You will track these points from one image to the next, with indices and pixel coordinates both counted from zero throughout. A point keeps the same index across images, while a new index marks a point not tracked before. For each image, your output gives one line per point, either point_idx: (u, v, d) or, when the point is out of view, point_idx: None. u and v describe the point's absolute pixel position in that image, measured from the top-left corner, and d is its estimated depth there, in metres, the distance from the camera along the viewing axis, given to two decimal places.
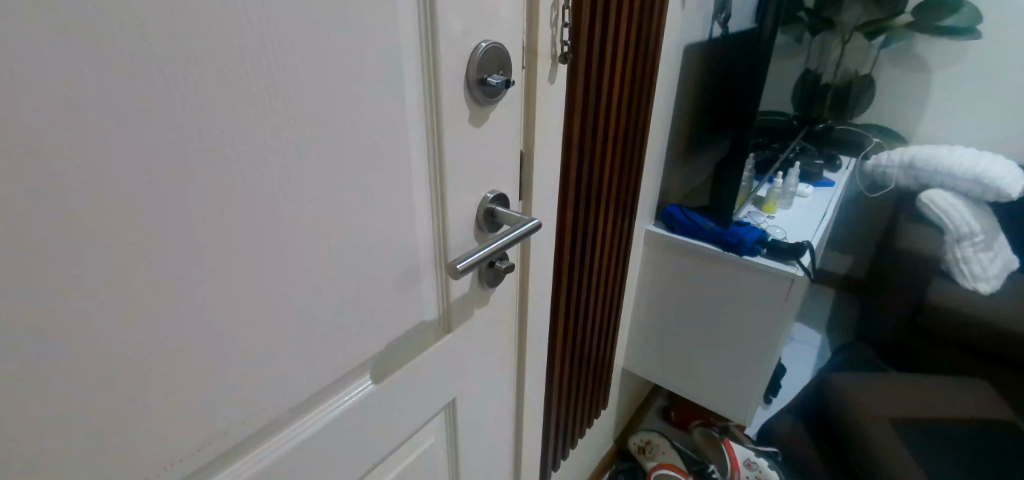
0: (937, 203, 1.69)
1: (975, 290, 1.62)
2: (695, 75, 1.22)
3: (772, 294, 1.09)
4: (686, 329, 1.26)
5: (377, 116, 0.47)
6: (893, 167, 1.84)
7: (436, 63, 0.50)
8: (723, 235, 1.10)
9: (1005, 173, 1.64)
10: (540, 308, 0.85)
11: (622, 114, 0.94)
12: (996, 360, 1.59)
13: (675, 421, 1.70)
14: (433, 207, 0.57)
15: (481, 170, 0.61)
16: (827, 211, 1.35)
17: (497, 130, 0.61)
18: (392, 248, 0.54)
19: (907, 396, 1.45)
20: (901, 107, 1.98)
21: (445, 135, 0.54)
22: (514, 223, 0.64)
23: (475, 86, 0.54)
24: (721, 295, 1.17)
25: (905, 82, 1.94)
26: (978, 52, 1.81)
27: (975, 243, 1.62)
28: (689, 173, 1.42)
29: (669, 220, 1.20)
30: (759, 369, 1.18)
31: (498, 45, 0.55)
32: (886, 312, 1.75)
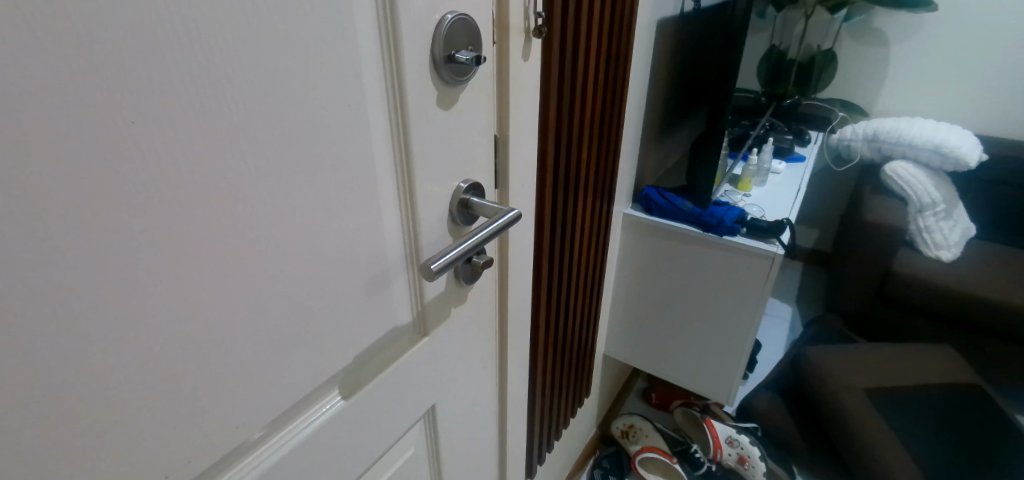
0: (900, 174, 1.72)
1: (937, 258, 1.67)
2: (667, 52, 1.18)
3: (752, 274, 1.08)
4: (666, 313, 1.25)
5: (335, 99, 0.41)
6: (857, 141, 1.86)
7: (399, 37, 0.44)
8: (702, 216, 1.09)
9: (962, 142, 1.67)
10: (521, 301, 0.81)
11: (598, 93, 0.89)
12: (958, 325, 1.64)
13: (655, 402, 1.70)
14: (404, 201, 0.52)
15: (454, 158, 0.55)
16: (800, 186, 1.34)
17: (470, 113, 0.55)
18: (360, 249, 0.48)
19: (879, 365, 1.48)
20: (862, 81, 2.00)
21: (412, 121, 0.48)
22: (490, 215, 0.59)
23: (442, 65, 0.49)
24: (700, 277, 1.15)
25: (866, 56, 1.97)
26: (935, 24, 1.84)
27: (937, 213, 1.66)
28: (662, 154, 1.39)
29: (647, 202, 1.17)
30: (741, 349, 1.18)
31: (465, 17, 0.49)
32: (855, 284, 1.78)
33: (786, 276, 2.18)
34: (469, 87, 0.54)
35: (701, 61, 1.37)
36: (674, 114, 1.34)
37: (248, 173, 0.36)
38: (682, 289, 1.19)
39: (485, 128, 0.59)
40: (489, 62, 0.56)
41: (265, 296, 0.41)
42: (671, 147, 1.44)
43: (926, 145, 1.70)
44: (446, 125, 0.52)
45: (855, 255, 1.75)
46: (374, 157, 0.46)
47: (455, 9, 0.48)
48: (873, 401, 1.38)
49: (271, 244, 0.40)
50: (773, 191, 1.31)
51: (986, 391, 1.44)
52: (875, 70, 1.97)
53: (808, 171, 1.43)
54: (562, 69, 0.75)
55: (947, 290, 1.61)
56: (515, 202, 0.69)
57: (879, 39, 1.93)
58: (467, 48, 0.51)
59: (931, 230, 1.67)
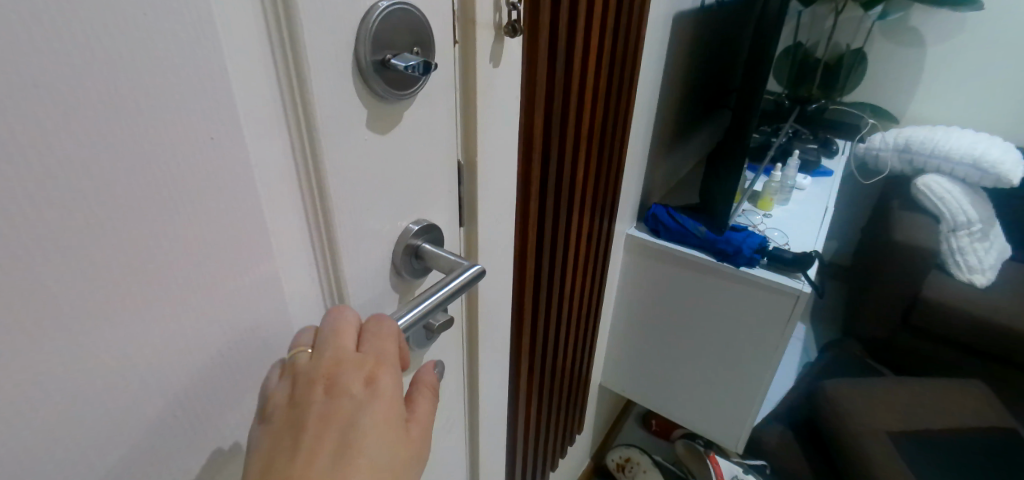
0: (934, 189, 1.55)
1: (970, 283, 1.52)
2: (684, 50, 1.03)
3: (775, 314, 0.97)
4: (673, 346, 1.14)
5: (198, 130, 0.26)
6: (887, 150, 1.67)
7: (295, 29, 0.30)
8: (717, 243, 0.97)
9: (1005, 157, 1.51)
10: (492, 350, 0.68)
11: (599, 103, 0.75)
12: (987, 356, 1.51)
13: (656, 429, 1.58)
14: (319, 253, 0.38)
15: (397, 196, 0.42)
16: (827, 207, 1.20)
17: (422, 137, 0.41)
18: (263, 334, 0.34)
19: (903, 403, 1.34)
20: (894, 84, 1.83)
21: (327, 149, 0.34)
22: (445, 267, 0.45)
23: (373, 74, 0.35)
24: (713, 311, 1.05)
25: (899, 58, 1.80)
26: (979, 24, 1.67)
27: (972, 234, 1.48)
28: (672, 164, 1.24)
29: (654, 222, 1.06)
30: (753, 394, 1.08)
31: (409, 7, 0.35)
32: (877, 308, 1.63)
33: None
34: (421, 102, 0.40)
35: (719, 62, 1.21)
36: (686, 121, 1.19)
37: (45, 266, 0.22)
38: (685, 323, 1.10)
39: (447, 154, 0.45)
40: (450, 67, 0.42)
41: (122, 445, 0.26)
42: (682, 156, 1.30)
43: (963, 159, 1.53)
44: (384, 154, 0.38)
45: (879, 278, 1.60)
46: (267, 202, 0.33)
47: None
48: (897, 446, 1.24)
49: (113, 363, 0.25)
50: (797, 211, 1.18)
51: (1021, 436, 1.30)
52: (908, 73, 1.80)
53: (835, 188, 1.30)
54: (552, 75, 0.61)
55: (978, 320, 1.47)
56: (487, 239, 0.56)
57: (915, 40, 1.76)
58: (413, 47, 0.36)
59: (965, 253, 1.50)
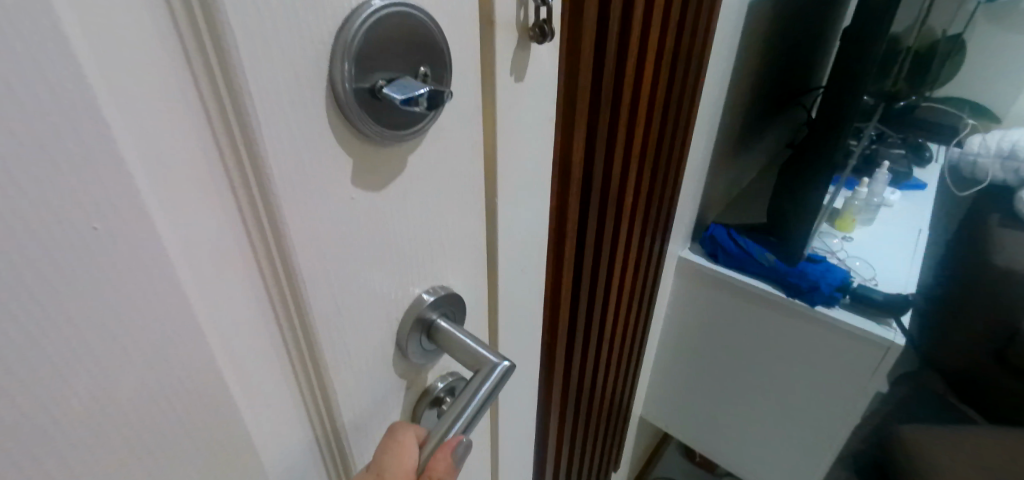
0: None
1: None
2: (758, 45, 0.89)
3: (857, 363, 0.84)
4: (727, 383, 1.04)
5: (65, 214, 0.17)
6: (986, 156, 1.44)
7: (225, 45, 0.20)
8: (788, 276, 0.86)
9: None
10: (515, 409, 0.56)
11: (656, 115, 0.63)
12: None
13: (700, 460, 1.44)
14: (291, 347, 0.28)
15: (405, 268, 0.31)
16: (921, 230, 1.03)
17: (439, 184, 0.31)
18: (210, 469, 0.25)
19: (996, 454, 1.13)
20: (998, 79, 1.59)
21: (289, 218, 0.24)
22: (464, 357, 0.33)
23: (360, 108, 0.24)
24: (778, 350, 0.93)
25: (1006, 49, 1.55)
26: None
27: None
28: (733, 175, 1.09)
29: (712, 244, 0.95)
30: (822, 445, 0.96)
31: (415, 12, 0.24)
32: (970, 338, 1.42)
33: None
34: (434, 138, 0.29)
35: (795, 58, 1.05)
36: (752, 126, 1.04)
37: None
38: (742, 358, 0.99)
39: (473, 200, 0.34)
40: (477, 88, 0.31)
41: None
42: (746, 165, 1.14)
43: None
44: (381, 215, 0.28)
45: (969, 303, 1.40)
46: (201, 295, 0.23)
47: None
48: None
49: None
50: (884, 233, 1.03)
51: None
52: (1014, 66, 1.55)
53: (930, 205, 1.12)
54: (599, 87, 0.49)
55: None
56: (512, 293, 0.44)
57: None
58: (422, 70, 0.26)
59: None
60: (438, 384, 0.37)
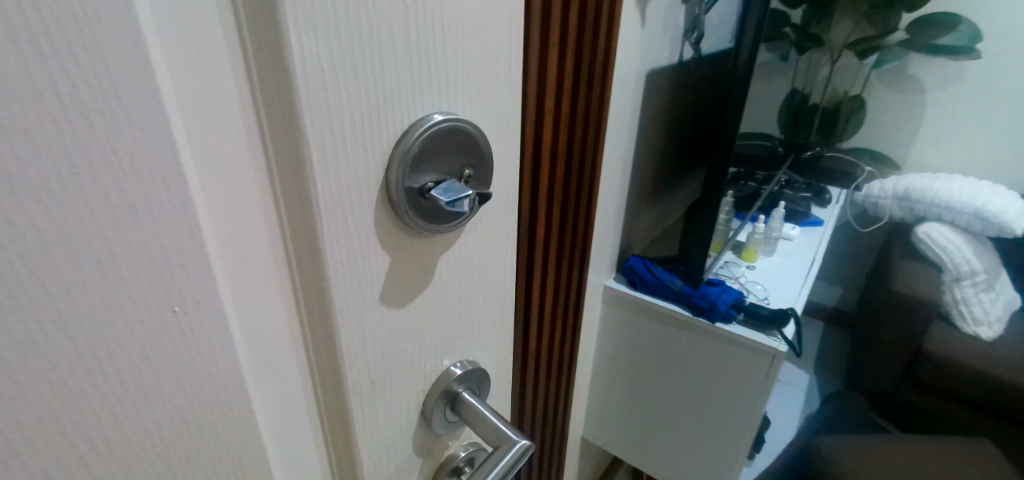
0: (935, 237, 1.48)
1: (976, 335, 1.42)
2: (662, 108, 0.93)
3: (754, 369, 0.92)
4: (649, 399, 1.08)
5: (145, 293, 0.20)
6: (886, 198, 1.63)
7: (302, 155, 0.23)
8: (692, 296, 0.94)
9: (1008, 205, 1.43)
10: None
11: (576, 154, 0.66)
12: (996, 411, 1.40)
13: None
14: (321, 406, 0.30)
15: (439, 342, 0.33)
16: (814, 260, 1.15)
17: (476, 265, 0.34)
18: None
19: (901, 461, 1.18)
20: (893, 131, 1.80)
21: (339, 301, 0.26)
22: (488, 433, 0.34)
23: (408, 202, 0.27)
24: (689, 363, 0.99)
25: (896, 105, 1.77)
26: (977, 73, 1.63)
27: (976, 284, 1.40)
28: (655, 215, 1.13)
29: (631, 274, 1.00)
30: (734, 451, 1.01)
31: (460, 123, 0.28)
32: (883, 357, 1.53)
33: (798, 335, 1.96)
34: (473, 226, 0.32)
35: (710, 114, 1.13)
36: (670, 173, 1.09)
37: None
38: (688, 380, 1.01)
39: (500, 282, 0.36)
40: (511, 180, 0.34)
41: None
42: (666, 206, 1.19)
43: (965, 208, 1.46)
44: (422, 293, 0.30)
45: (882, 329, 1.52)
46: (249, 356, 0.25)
47: (438, 100, 0.27)
48: None
49: None
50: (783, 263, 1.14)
51: None
52: (906, 119, 1.77)
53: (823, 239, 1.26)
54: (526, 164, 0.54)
55: (990, 375, 1.37)
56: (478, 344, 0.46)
57: (912, 86, 1.73)
58: (466, 168, 0.29)
59: (969, 303, 1.41)
60: (459, 453, 0.39)
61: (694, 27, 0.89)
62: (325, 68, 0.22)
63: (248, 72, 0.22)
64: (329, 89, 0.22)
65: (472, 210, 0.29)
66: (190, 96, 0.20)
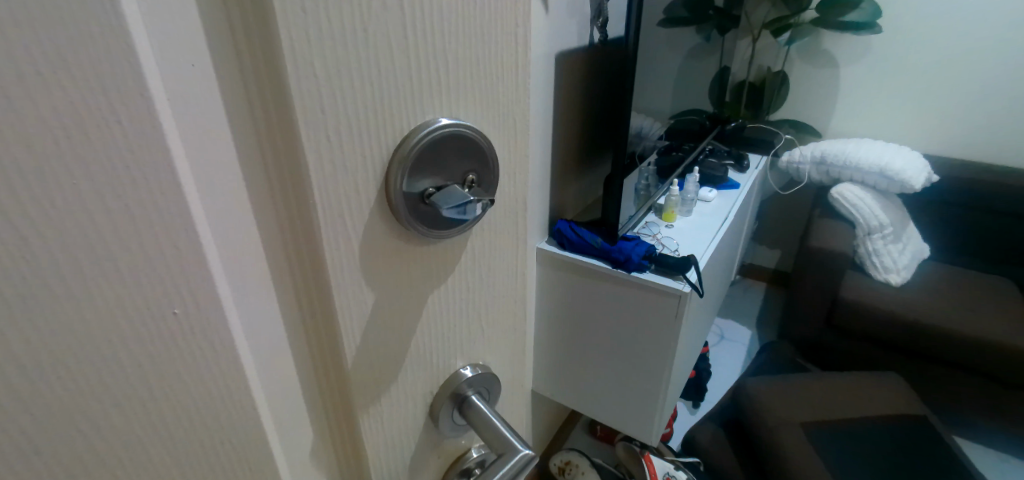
0: (847, 196, 1.61)
1: (886, 282, 1.56)
2: (572, 90, 0.88)
3: (662, 309, 0.89)
4: (573, 347, 1.05)
5: (142, 282, 0.21)
6: (806, 164, 1.76)
7: (303, 171, 0.22)
8: (609, 251, 0.91)
9: (910, 166, 1.57)
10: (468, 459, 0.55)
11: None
12: (912, 352, 1.50)
13: (601, 436, 1.34)
14: (324, 391, 0.32)
15: (447, 345, 0.33)
16: (726, 219, 1.15)
17: (482, 269, 0.33)
18: None
19: (814, 394, 1.26)
20: (814, 102, 1.93)
21: (342, 312, 0.25)
22: (492, 440, 0.33)
23: (411, 210, 0.26)
24: (604, 308, 0.96)
25: (814, 78, 1.90)
26: (882, 44, 1.77)
27: (885, 236, 1.55)
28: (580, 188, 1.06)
29: (559, 235, 0.96)
30: (656, 392, 0.98)
31: (467, 130, 0.27)
32: (804, 309, 1.63)
33: (741, 294, 2.09)
34: (479, 230, 0.32)
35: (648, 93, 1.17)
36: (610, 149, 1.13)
37: None
38: (619, 328, 0.97)
39: (510, 283, 0.36)
40: (516, 184, 0.33)
41: None
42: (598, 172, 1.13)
43: (871, 169, 1.59)
44: (427, 295, 0.30)
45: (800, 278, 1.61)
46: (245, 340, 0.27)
47: (445, 108, 0.26)
48: (808, 436, 1.15)
49: None
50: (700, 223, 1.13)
51: (927, 423, 1.21)
52: (830, 89, 1.89)
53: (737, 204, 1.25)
54: None
55: (897, 316, 1.47)
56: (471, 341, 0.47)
57: (829, 60, 1.86)
58: (469, 174, 0.28)
59: (880, 254, 1.56)
60: (471, 454, 0.39)
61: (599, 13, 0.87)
62: (324, 85, 0.21)
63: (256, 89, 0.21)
64: (333, 105, 0.22)
65: (478, 216, 0.28)
66: (171, 116, 0.22)
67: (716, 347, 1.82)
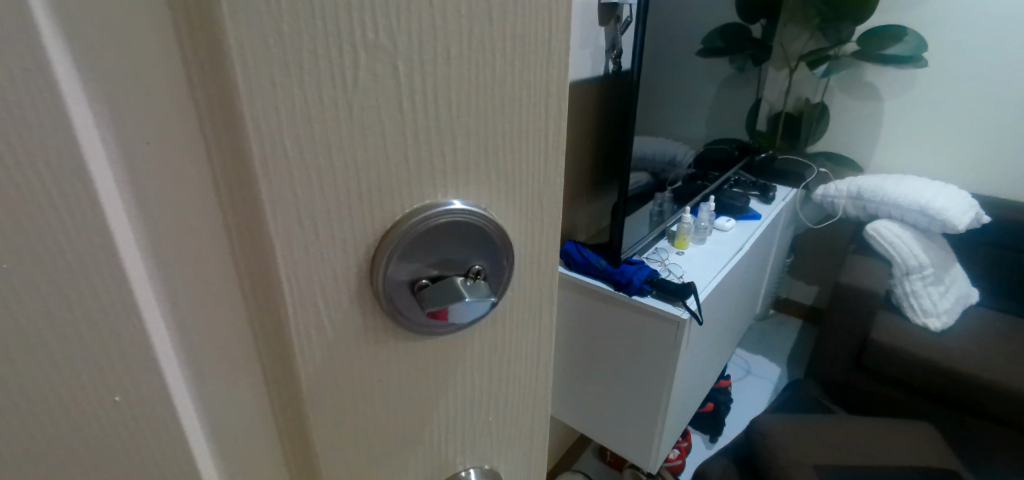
0: (883, 233, 1.55)
1: (925, 327, 1.48)
2: (586, 121, 0.89)
3: (658, 325, 0.81)
4: (567, 357, 0.97)
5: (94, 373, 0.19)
6: (841, 197, 1.70)
7: (272, 268, 0.21)
8: (612, 272, 0.84)
9: (952, 205, 1.50)
10: None
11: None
12: (950, 402, 1.41)
13: (610, 461, 1.30)
14: None
15: (442, 439, 0.30)
16: (742, 249, 1.06)
17: (492, 363, 0.30)
18: None
19: (836, 438, 1.20)
20: (855, 135, 1.87)
21: (309, 405, 0.24)
22: None
23: (399, 297, 0.24)
24: (599, 317, 0.88)
25: (856, 110, 1.84)
26: (929, 78, 1.71)
27: (924, 278, 1.49)
28: (596, 212, 1.03)
29: (565, 256, 0.89)
30: (653, 412, 0.88)
31: (475, 219, 0.25)
32: (834, 349, 1.56)
33: (772, 329, 2.03)
34: (489, 321, 0.29)
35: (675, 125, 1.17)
36: None
37: None
38: (623, 348, 0.87)
39: (529, 375, 0.33)
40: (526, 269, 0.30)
41: None
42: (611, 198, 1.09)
43: (911, 206, 1.53)
44: (416, 384, 0.27)
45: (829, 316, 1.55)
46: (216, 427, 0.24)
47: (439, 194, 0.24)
48: None
49: None
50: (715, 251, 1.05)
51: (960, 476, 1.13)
52: (872, 123, 1.83)
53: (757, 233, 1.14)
54: None
55: (932, 363, 1.39)
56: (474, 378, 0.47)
57: (871, 93, 1.80)
58: (474, 264, 0.26)
59: (918, 296, 1.49)
60: None
61: (613, 47, 0.88)
62: (297, 184, 0.20)
63: (227, 185, 0.20)
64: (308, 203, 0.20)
65: (474, 312, 0.25)
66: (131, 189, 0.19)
67: (739, 380, 1.77)
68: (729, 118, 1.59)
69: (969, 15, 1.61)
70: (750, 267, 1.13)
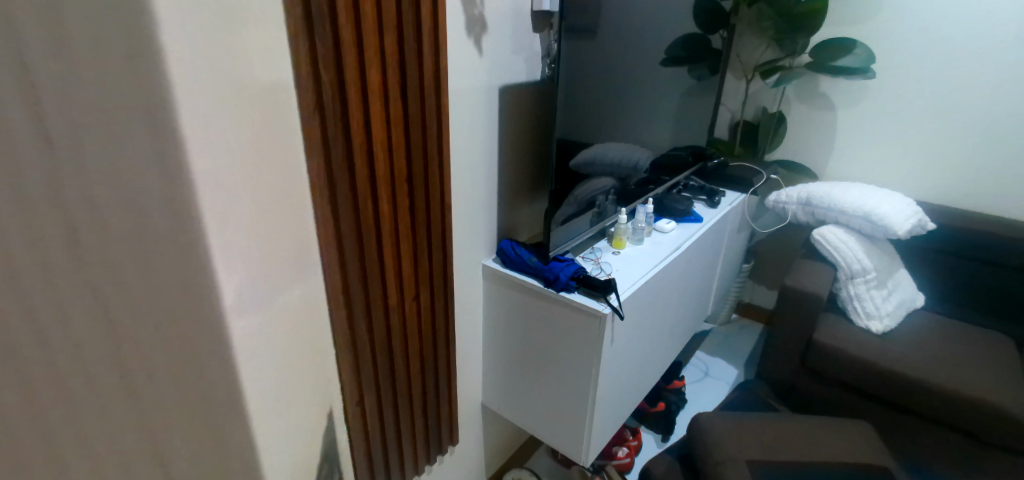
0: (829, 238, 1.61)
1: (868, 329, 1.54)
2: (521, 123, 0.93)
3: (587, 322, 0.85)
4: (507, 350, 1.00)
5: None
6: (792, 203, 1.76)
7: None
8: (542, 269, 0.88)
9: (895, 212, 1.56)
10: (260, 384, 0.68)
11: (388, 111, 0.70)
12: (890, 402, 1.47)
13: (561, 458, 1.33)
14: None
15: None
16: (679, 249, 1.11)
17: None
18: None
19: (773, 435, 1.24)
20: (810, 144, 1.94)
21: None
22: None
23: None
24: (535, 311, 0.92)
25: (811, 120, 1.91)
26: (877, 91, 1.79)
27: (867, 281, 1.55)
28: (539, 212, 1.08)
29: (502, 253, 0.94)
30: (583, 404, 0.92)
31: None
32: (782, 350, 1.61)
33: (733, 332, 2.08)
34: None
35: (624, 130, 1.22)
36: None
37: None
38: (557, 345, 0.91)
39: None
40: None
41: None
42: None
43: (855, 212, 1.59)
44: None
45: (776, 318, 1.61)
46: None
47: None
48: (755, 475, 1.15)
49: None
50: (653, 251, 1.09)
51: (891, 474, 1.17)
52: (827, 133, 1.90)
53: (697, 235, 1.19)
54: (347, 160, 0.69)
55: (872, 364, 1.44)
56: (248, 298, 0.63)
57: (825, 104, 1.87)
58: None
59: (862, 299, 1.55)
60: None
61: (547, 54, 0.93)
62: None
63: None
64: None
65: None
66: None
67: (697, 380, 1.81)
68: (688, 125, 1.63)
69: (915, 30, 1.68)
70: (689, 268, 1.18)
